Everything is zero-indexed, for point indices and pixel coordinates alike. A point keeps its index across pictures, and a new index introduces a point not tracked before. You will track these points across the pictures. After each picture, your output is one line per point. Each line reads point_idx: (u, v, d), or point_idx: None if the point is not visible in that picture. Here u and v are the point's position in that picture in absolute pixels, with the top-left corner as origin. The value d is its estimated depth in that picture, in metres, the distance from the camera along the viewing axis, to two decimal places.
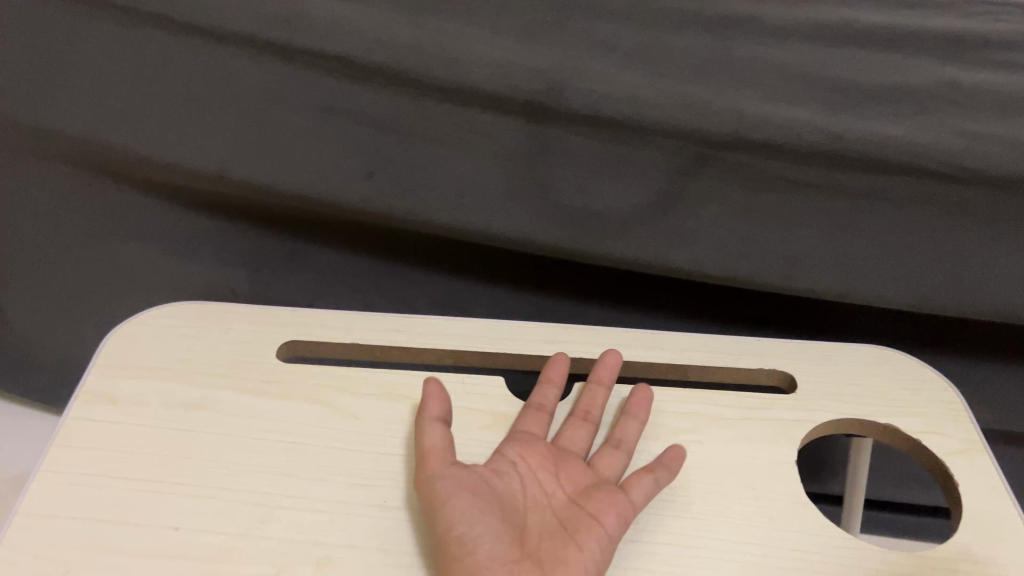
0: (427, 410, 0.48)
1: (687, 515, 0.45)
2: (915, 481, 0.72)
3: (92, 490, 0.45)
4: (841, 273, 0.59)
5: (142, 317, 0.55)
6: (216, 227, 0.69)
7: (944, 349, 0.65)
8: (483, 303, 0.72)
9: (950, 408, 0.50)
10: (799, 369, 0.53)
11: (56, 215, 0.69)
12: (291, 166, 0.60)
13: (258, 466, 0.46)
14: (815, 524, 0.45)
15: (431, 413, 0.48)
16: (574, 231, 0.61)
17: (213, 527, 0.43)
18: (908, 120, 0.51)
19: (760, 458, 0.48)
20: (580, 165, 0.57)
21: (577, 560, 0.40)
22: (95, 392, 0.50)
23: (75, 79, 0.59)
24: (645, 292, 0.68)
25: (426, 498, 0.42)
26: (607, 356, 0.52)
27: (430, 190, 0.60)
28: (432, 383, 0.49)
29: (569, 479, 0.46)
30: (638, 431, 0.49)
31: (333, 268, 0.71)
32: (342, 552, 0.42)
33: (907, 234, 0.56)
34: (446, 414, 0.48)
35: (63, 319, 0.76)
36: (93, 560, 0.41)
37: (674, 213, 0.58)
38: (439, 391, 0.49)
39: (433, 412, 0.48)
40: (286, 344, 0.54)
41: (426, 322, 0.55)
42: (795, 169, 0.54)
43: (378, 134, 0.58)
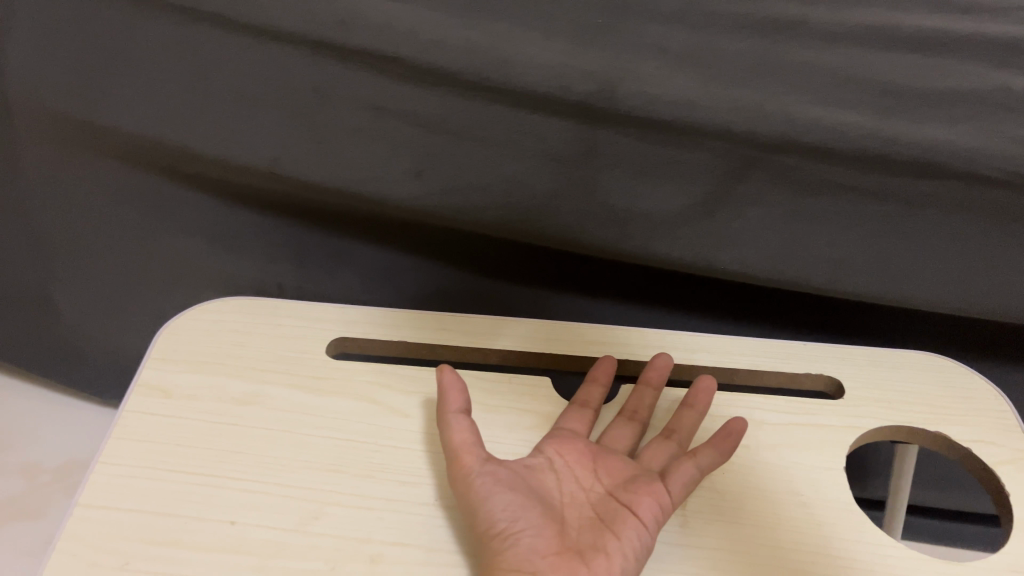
0: (448, 402, 0.47)
1: (734, 520, 0.45)
2: (959, 487, 0.72)
3: (149, 482, 0.45)
4: (888, 276, 0.59)
5: (193, 310, 0.55)
6: (260, 224, 0.70)
7: (991, 354, 0.65)
8: (524, 302, 0.72)
9: (1000, 418, 0.50)
10: (846, 374, 0.53)
11: (105, 210, 0.70)
12: (341, 163, 0.61)
13: (310, 462, 0.47)
14: (864, 532, 0.45)
15: (451, 406, 0.47)
16: (620, 231, 0.61)
17: (268, 523, 0.43)
18: (962, 124, 0.50)
19: (807, 464, 0.48)
20: (627, 167, 0.57)
21: (618, 551, 0.40)
22: (149, 384, 0.50)
23: (128, 77, 0.60)
24: (688, 293, 0.68)
25: (462, 494, 0.42)
26: (657, 358, 0.52)
27: (476, 190, 0.61)
28: (448, 373, 0.48)
29: (607, 472, 0.46)
30: (695, 423, 0.49)
31: (376, 266, 0.72)
32: (394, 550, 0.42)
33: (957, 239, 0.56)
34: (467, 404, 0.48)
35: (113, 310, 0.77)
36: (153, 553, 0.42)
37: (722, 215, 0.59)
38: (456, 381, 0.48)
39: (453, 404, 0.47)
40: (336, 340, 0.54)
41: (474, 321, 0.55)
42: (846, 174, 0.54)
43: (427, 133, 0.58)
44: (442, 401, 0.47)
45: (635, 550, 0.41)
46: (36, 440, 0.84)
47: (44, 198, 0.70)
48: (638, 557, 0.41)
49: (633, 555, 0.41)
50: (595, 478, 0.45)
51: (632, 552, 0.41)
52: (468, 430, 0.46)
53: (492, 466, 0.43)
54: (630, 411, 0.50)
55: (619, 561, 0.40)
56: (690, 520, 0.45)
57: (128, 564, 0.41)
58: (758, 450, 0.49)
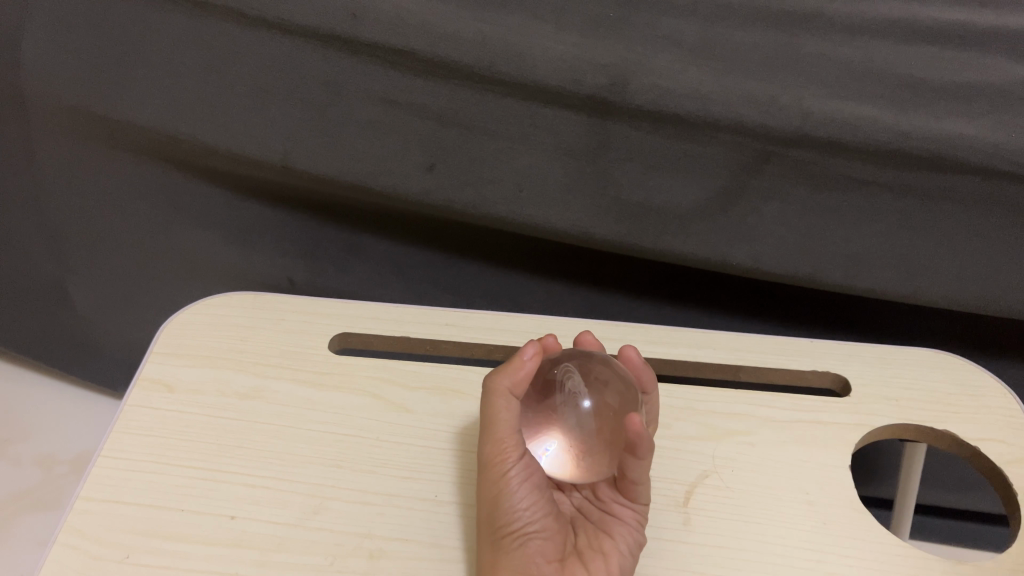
0: (504, 381, 0.42)
1: (738, 517, 0.45)
2: (972, 485, 0.71)
3: (152, 475, 0.45)
4: (905, 274, 0.58)
5: (196, 304, 0.55)
6: (274, 217, 0.70)
7: (1009, 354, 0.63)
8: (535, 297, 0.71)
9: (1011, 417, 0.49)
10: (853, 372, 0.52)
11: (119, 203, 0.70)
12: (349, 159, 0.61)
13: (312, 458, 0.47)
14: (867, 530, 0.44)
15: (503, 385, 0.42)
16: (632, 226, 0.60)
17: (268, 517, 0.44)
18: (980, 117, 0.50)
19: (813, 461, 0.48)
20: (641, 160, 0.57)
21: (613, 550, 0.40)
22: (151, 379, 0.51)
23: (142, 71, 0.60)
24: (701, 288, 0.67)
25: (484, 490, 0.41)
26: (625, 351, 0.45)
27: (488, 184, 0.60)
28: (525, 363, 0.42)
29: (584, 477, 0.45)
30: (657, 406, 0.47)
31: (385, 259, 0.72)
32: (393, 545, 0.43)
33: (973, 235, 0.55)
34: (519, 387, 0.42)
35: (124, 301, 0.78)
36: (151, 545, 0.42)
37: (735, 210, 0.58)
38: (524, 366, 0.42)
39: (506, 384, 0.42)
40: (338, 335, 0.54)
41: (474, 316, 0.55)
42: (863, 168, 0.53)
43: (439, 127, 0.58)
44: (499, 379, 0.42)
45: (629, 545, 0.41)
46: (55, 431, 0.85)
47: (59, 190, 0.70)
48: (633, 553, 0.41)
49: (628, 550, 0.41)
50: (566, 492, 0.45)
51: (627, 548, 0.41)
52: (506, 418, 0.41)
53: (525, 461, 0.41)
54: (642, 387, 0.45)
55: (615, 560, 0.40)
56: (692, 517, 0.45)
57: (127, 557, 0.42)
58: (763, 447, 0.48)
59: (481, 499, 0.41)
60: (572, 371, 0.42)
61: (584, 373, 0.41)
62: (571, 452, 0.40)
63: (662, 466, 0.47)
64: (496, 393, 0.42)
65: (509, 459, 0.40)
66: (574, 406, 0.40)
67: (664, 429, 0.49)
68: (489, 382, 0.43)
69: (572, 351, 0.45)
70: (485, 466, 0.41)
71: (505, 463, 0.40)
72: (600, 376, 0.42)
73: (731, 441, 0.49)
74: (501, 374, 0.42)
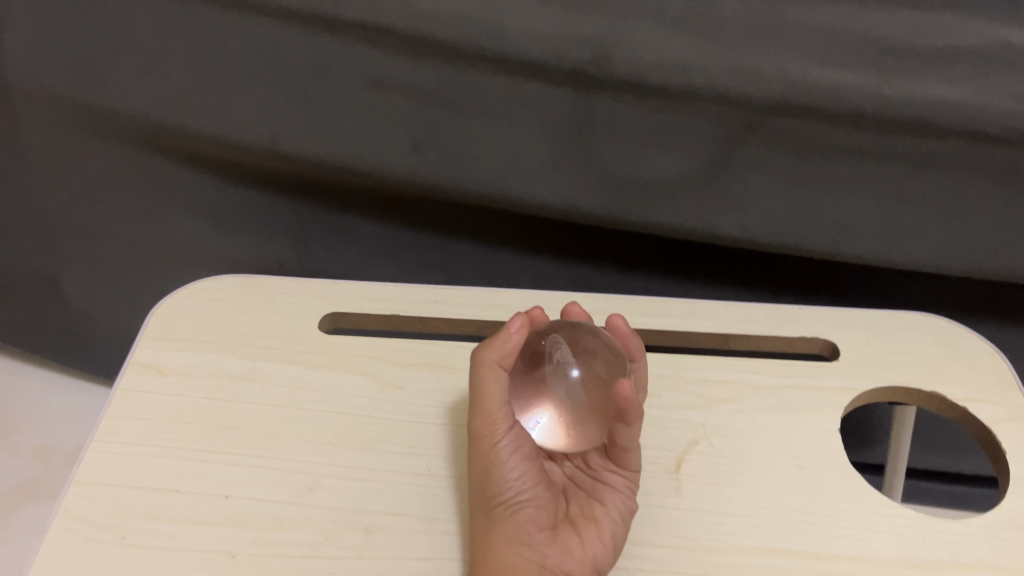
0: (493, 353, 0.42)
1: (731, 483, 0.45)
2: (960, 447, 0.72)
3: (146, 458, 0.46)
4: (891, 240, 0.58)
5: (186, 289, 0.55)
6: (262, 201, 0.70)
7: (994, 317, 0.64)
8: (525, 273, 0.72)
9: (999, 378, 0.50)
10: (841, 338, 0.52)
11: (106, 191, 0.70)
12: (335, 140, 0.61)
13: (306, 437, 0.47)
14: (858, 492, 0.45)
15: (491, 357, 0.42)
16: (619, 199, 0.61)
17: (262, 496, 0.44)
18: (964, 81, 0.50)
19: (803, 426, 0.48)
20: (626, 134, 0.57)
21: (605, 517, 0.41)
22: (143, 363, 0.51)
23: (126, 58, 0.60)
24: (689, 260, 0.68)
25: (476, 461, 0.41)
26: (612, 320, 0.45)
27: (475, 161, 0.60)
28: (513, 335, 0.42)
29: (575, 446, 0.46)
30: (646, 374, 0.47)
31: (374, 240, 0.72)
32: (389, 520, 0.43)
33: (957, 199, 0.55)
34: (509, 360, 0.42)
35: (116, 290, 0.78)
36: (146, 526, 0.43)
37: (722, 181, 0.58)
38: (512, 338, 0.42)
39: (494, 356, 0.42)
40: (329, 315, 0.54)
41: (464, 293, 0.55)
42: (847, 135, 0.53)
43: (422, 106, 0.58)
44: (488, 351, 0.42)
45: (621, 512, 0.41)
46: (49, 423, 0.85)
47: (45, 180, 0.70)
48: (624, 519, 0.41)
49: (619, 516, 0.41)
50: (557, 462, 0.45)
51: (619, 515, 0.41)
52: (496, 391, 0.41)
53: (515, 433, 0.41)
54: (630, 355, 0.45)
55: (607, 526, 0.41)
56: (684, 484, 0.45)
57: (124, 538, 0.42)
58: (754, 413, 0.49)
59: (474, 470, 0.41)
60: (560, 343, 0.42)
61: (572, 344, 0.42)
62: (564, 423, 0.41)
63: (653, 435, 0.48)
64: (485, 366, 0.42)
65: (499, 430, 0.41)
66: (563, 376, 0.41)
67: (654, 399, 0.50)
68: (478, 356, 0.43)
69: (559, 322, 0.45)
70: (475, 438, 0.41)
71: (497, 434, 0.41)
72: (588, 346, 0.42)
73: (721, 409, 0.49)
74: (490, 347, 0.42)
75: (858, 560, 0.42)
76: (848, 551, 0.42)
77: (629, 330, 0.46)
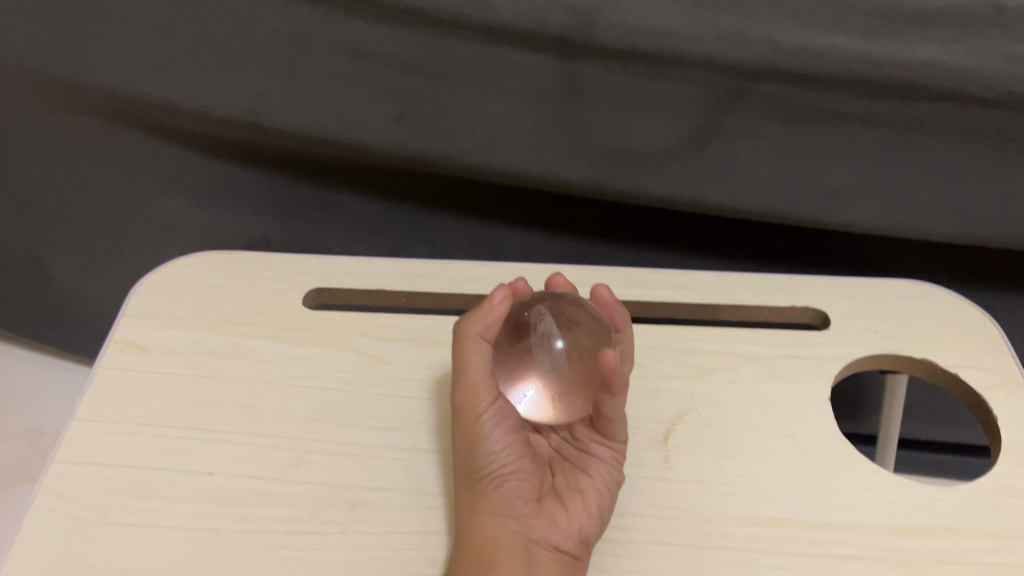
0: (475, 325, 0.41)
1: (720, 453, 0.45)
2: (952, 417, 0.71)
3: (129, 436, 0.45)
4: (882, 207, 0.57)
5: (169, 266, 0.55)
6: (246, 176, 0.69)
7: (986, 284, 0.63)
8: (514, 246, 0.71)
9: (991, 344, 0.49)
10: (832, 306, 0.52)
11: (87, 169, 0.69)
12: (318, 112, 0.60)
13: (290, 412, 0.46)
14: (848, 461, 0.44)
15: (474, 330, 0.41)
16: (608, 169, 0.60)
17: (247, 472, 0.44)
18: (953, 44, 0.49)
19: (793, 395, 0.48)
20: (613, 102, 0.56)
21: (591, 488, 0.41)
22: (125, 340, 0.50)
23: (102, 31, 0.59)
24: (679, 231, 0.67)
25: (460, 435, 0.41)
26: (596, 290, 0.45)
27: (461, 132, 0.60)
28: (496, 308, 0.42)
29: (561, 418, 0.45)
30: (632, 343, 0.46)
31: (361, 215, 0.71)
32: (375, 495, 0.43)
33: (948, 164, 0.54)
34: (492, 331, 0.42)
35: (101, 270, 0.77)
36: (130, 504, 0.42)
37: (711, 149, 0.57)
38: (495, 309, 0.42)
39: (476, 329, 0.41)
40: (314, 290, 0.53)
41: (450, 266, 0.55)
42: (837, 101, 0.52)
43: (405, 76, 0.57)
44: (471, 323, 0.42)
45: (607, 482, 0.41)
46: (33, 405, 0.85)
47: (25, 158, 0.68)
48: (611, 490, 0.41)
49: (606, 487, 0.41)
50: (543, 434, 0.44)
51: (605, 485, 0.41)
52: (480, 363, 0.41)
53: (499, 405, 0.40)
54: (615, 324, 0.44)
55: (593, 497, 0.40)
56: (672, 455, 0.45)
57: (107, 516, 0.42)
58: (744, 383, 0.48)
59: (458, 443, 0.41)
60: (545, 315, 0.41)
61: (556, 315, 0.41)
62: (551, 395, 0.40)
63: (642, 406, 0.47)
64: (468, 338, 0.41)
65: (482, 403, 0.40)
66: (547, 347, 0.40)
67: (642, 370, 0.49)
68: (460, 328, 0.42)
69: (543, 292, 0.44)
70: (458, 411, 0.41)
71: (480, 407, 0.40)
72: (572, 317, 0.41)
73: (710, 379, 0.49)
74: (473, 319, 0.42)
75: (847, 528, 0.41)
76: (838, 519, 0.42)
77: (614, 300, 0.45)
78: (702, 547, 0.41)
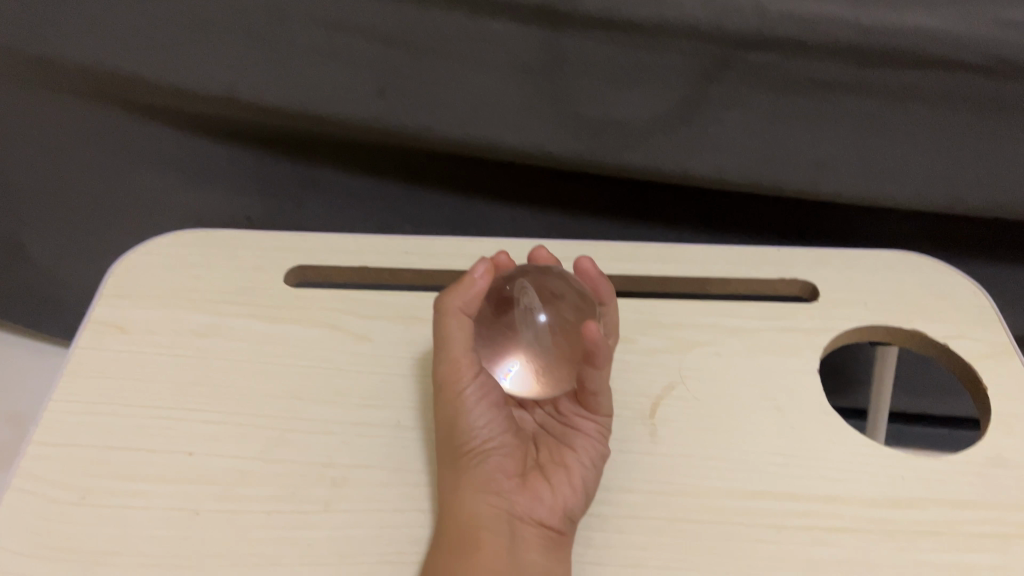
0: (456, 299, 0.41)
1: (707, 426, 0.44)
2: (942, 389, 0.71)
3: (106, 417, 0.44)
4: (870, 177, 0.57)
5: (148, 245, 0.54)
6: (228, 154, 0.68)
7: (976, 254, 0.63)
8: (500, 221, 0.70)
9: (981, 314, 0.49)
10: (821, 278, 0.51)
11: (65, 149, 0.68)
12: (298, 86, 0.59)
13: (271, 391, 0.46)
14: (837, 433, 0.44)
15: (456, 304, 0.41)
16: (594, 141, 0.59)
17: (227, 451, 0.43)
18: (943, 9, 0.48)
19: (782, 368, 0.47)
20: (598, 73, 0.55)
21: (576, 463, 0.40)
22: (103, 321, 0.49)
23: (74, 6, 0.57)
24: (667, 205, 0.66)
25: (443, 411, 0.40)
26: (579, 263, 0.44)
27: (444, 105, 0.59)
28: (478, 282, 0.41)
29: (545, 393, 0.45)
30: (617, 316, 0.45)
31: (345, 192, 0.70)
32: (358, 473, 0.42)
33: (937, 132, 0.54)
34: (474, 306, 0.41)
35: (82, 251, 0.76)
36: (108, 486, 0.42)
37: (697, 119, 0.56)
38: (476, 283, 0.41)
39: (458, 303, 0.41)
40: (295, 268, 0.52)
41: (434, 242, 0.54)
42: (825, 69, 0.52)
43: (386, 48, 0.56)
44: (452, 297, 0.41)
45: (592, 457, 0.41)
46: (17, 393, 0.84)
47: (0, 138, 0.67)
48: (596, 464, 0.41)
49: (590, 462, 0.40)
50: (527, 409, 0.44)
51: (590, 460, 0.40)
52: (461, 338, 0.40)
53: (481, 380, 0.40)
54: (598, 298, 0.44)
55: (577, 472, 0.40)
56: (660, 429, 0.44)
57: (85, 498, 0.41)
58: (732, 356, 0.48)
59: (441, 419, 0.40)
60: (528, 288, 0.40)
61: (539, 289, 0.40)
62: (536, 370, 0.39)
63: (628, 381, 0.47)
64: (448, 313, 0.41)
65: (465, 378, 0.39)
66: (530, 321, 0.39)
67: (629, 344, 0.49)
68: (442, 303, 0.41)
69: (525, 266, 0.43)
70: (440, 387, 0.40)
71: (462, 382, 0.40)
72: (555, 290, 0.41)
73: (698, 353, 0.48)
74: (454, 294, 0.41)
75: (836, 500, 0.41)
76: (826, 491, 0.41)
77: (597, 272, 0.44)
78: (689, 521, 0.40)
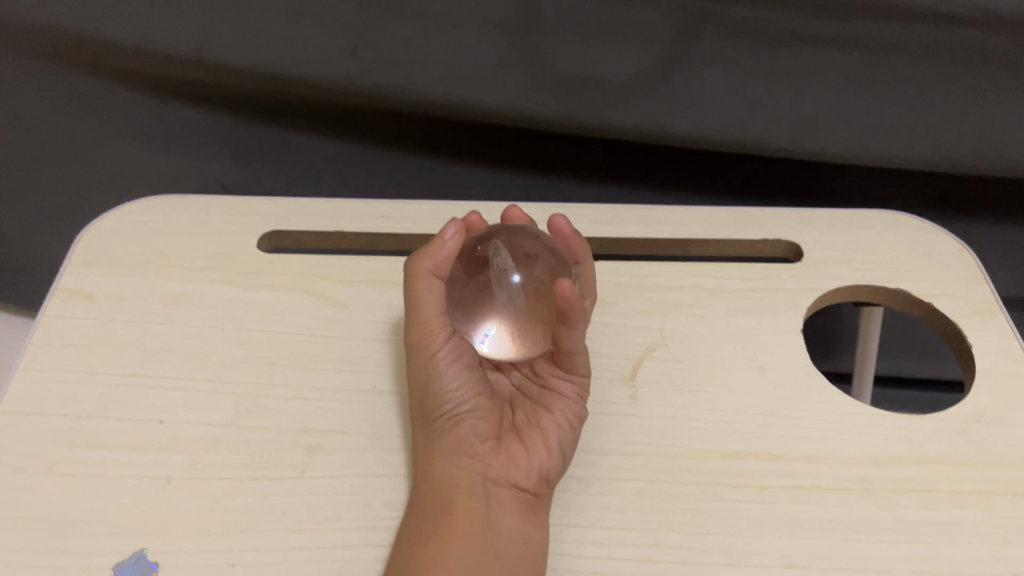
0: (426, 261, 0.40)
1: (687, 387, 0.44)
2: (928, 351, 0.71)
3: (75, 385, 0.43)
4: (853, 132, 0.56)
5: (118, 212, 0.53)
6: (202, 120, 0.67)
7: (962, 212, 0.62)
8: (481, 185, 0.69)
9: (965, 271, 0.48)
10: (804, 237, 0.50)
11: (33, 118, 0.66)
12: (270, 47, 0.57)
13: (244, 358, 0.45)
14: (819, 393, 0.43)
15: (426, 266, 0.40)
16: (573, 100, 0.58)
17: (199, 418, 0.42)
18: None
19: (764, 328, 0.46)
20: (575, 30, 0.54)
21: (552, 424, 0.40)
22: (71, 289, 0.48)
23: None
24: (649, 167, 0.65)
25: (415, 374, 0.39)
26: (553, 221, 0.43)
27: (419, 65, 0.57)
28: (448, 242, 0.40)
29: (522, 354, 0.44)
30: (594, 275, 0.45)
31: (322, 158, 0.69)
32: (332, 439, 0.41)
33: (921, 86, 0.53)
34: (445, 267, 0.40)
35: (56, 223, 0.74)
36: (76, 455, 0.41)
37: (678, 77, 0.55)
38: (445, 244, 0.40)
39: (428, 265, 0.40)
40: (269, 234, 0.51)
41: (410, 206, 0.53)
42: (807, 24, 0.50)
43: (357, 7, 0.54)
44: (422, 259, 0.40)
45: (568, 418, 0.40)
46: None
47: None
48: (574, 425, 0.40)
49: (567, 423, 0.40)
50: (504, 371, 0.43)
51: (566, 421, 0.40)
52: (432, 300, 0.39)
53: (453, 343, 0.39)
54: (573, 257, 0.43)
55: (553, 433, 0.39)
56: (639, 391, 0.43)
57: (52, 467, 0.40)
58: (713, 318, 0.47)
59: (414, 383, 0.40)
60: (500, 249, 0.39)
61: (512, 248, 0.39)
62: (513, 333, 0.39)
63: (608, 343, 0.46)
64: (418, 276, 0.40)
65: (436, 341, 0.39)
66: (504, 282, 0.38)
67: (609, 306, 0.48)
68: (411, 265, 0.40)
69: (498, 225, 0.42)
70: (413, 350, 0.39)
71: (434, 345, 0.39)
72: (528, 250, 0.40)
73: (679, 314, 0.47)
74: (424, 256, 0.40)
75: (817, 459, 0.40)
76: (807, 451, 0.41)
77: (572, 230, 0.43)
78: (668, 483, 0.39)
